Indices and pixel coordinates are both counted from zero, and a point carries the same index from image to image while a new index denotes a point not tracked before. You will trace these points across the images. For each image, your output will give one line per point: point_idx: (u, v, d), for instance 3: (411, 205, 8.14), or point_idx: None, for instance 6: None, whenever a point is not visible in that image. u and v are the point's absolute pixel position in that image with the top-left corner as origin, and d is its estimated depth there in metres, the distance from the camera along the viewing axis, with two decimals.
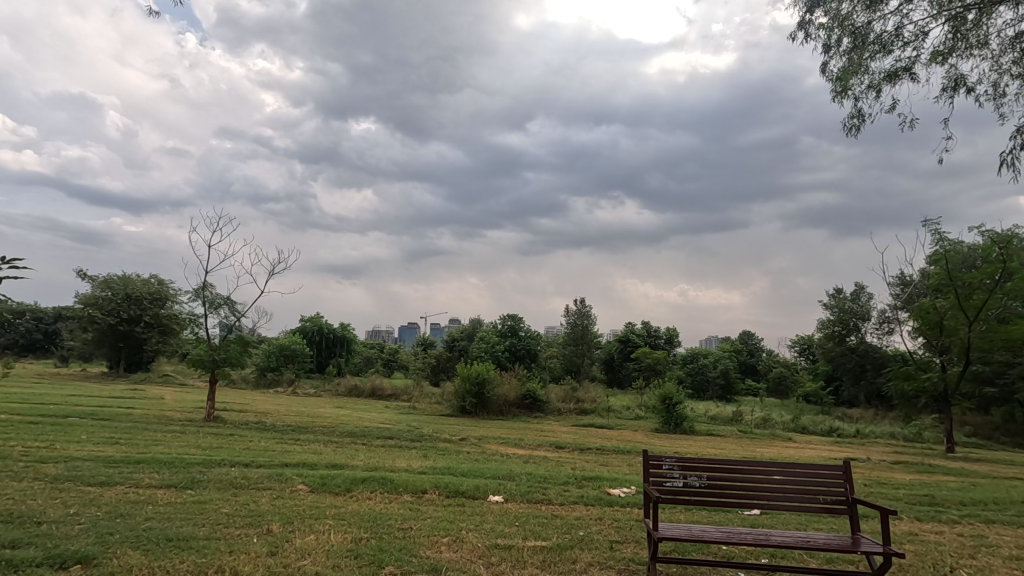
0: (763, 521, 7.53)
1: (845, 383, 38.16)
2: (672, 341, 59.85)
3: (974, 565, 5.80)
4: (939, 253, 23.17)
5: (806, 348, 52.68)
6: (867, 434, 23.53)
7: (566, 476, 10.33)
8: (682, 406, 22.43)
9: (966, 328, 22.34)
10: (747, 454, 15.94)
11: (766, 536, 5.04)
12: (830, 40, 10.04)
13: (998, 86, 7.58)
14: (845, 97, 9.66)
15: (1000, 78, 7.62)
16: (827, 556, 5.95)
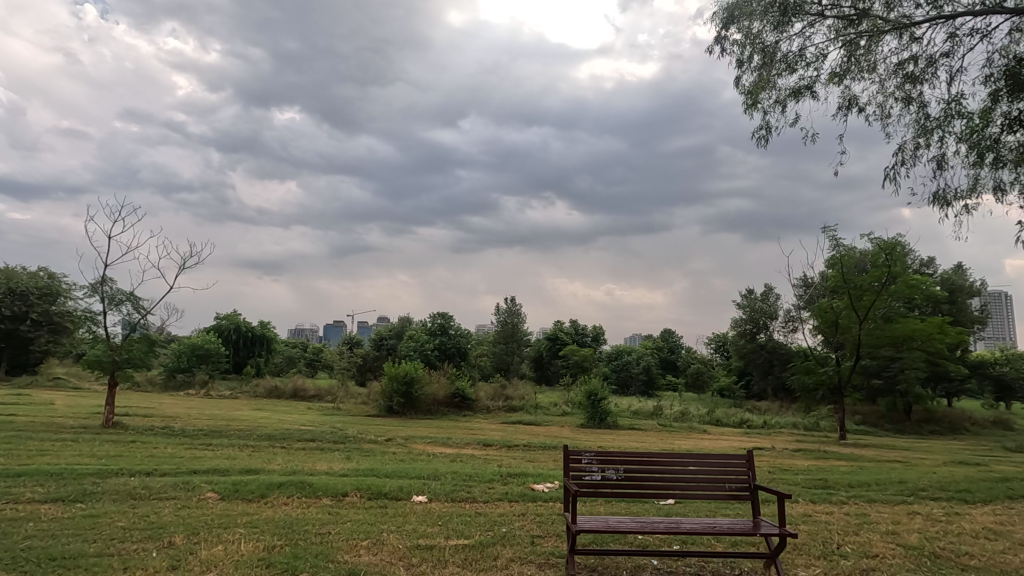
0: (676, 510, 7.94)
1: (755, 377, 40.92)
2: (598, 338, 61.72)
3: (857, 541, 6.41)
4: (836, 257, 25.27)
5: (721, 345, 55.98)
6: (774, 425, 25.33)
7: (491, 473, 10.39)
8: (606, 401, 23.17)
9: (857, 325, 24.58)
10: (666, 447, 16.70)
11: (676, 524, 5.30)
12: (741, 56, 10.81)
13: (884, 107, 8.54)
14: (755, 110, 10.48)
15: (886, 100, 8.58)
16: (732, 540, 6.37)
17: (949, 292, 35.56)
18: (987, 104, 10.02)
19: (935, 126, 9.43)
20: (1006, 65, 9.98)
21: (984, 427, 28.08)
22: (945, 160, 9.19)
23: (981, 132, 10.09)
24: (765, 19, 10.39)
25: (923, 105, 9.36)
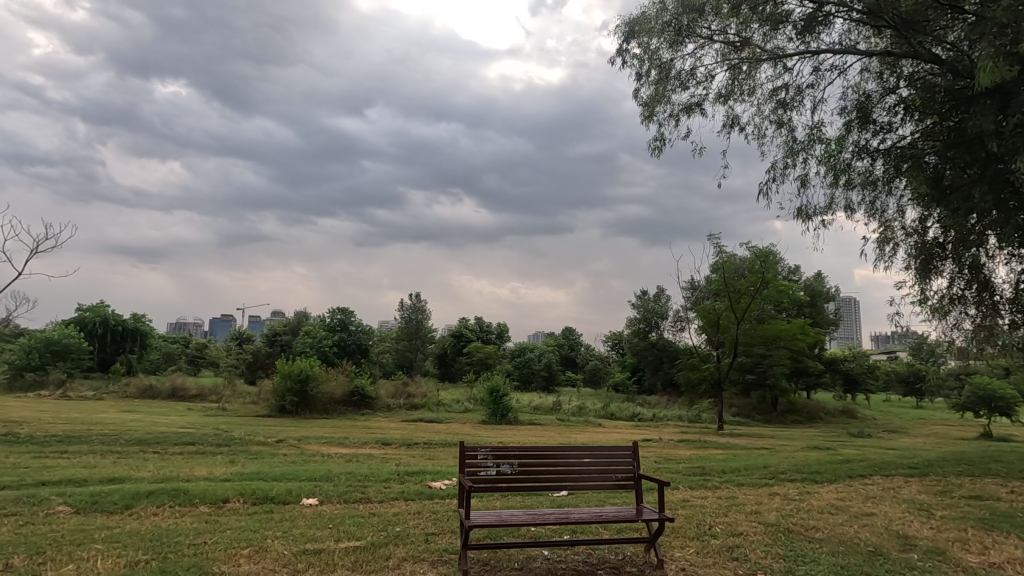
0: (569, 501, 8.29)
1: (647, 373, 43.57)
2: (503, 335, 62.55)
3: (726, 521, 7.06)
4: (719, 263, 27.47)
5: (617, 343, 58.96)
6: (662, 417, 27.13)
7: (388, 472, 10.19)
8: (508, 397, 23.53)
9: (735, 325, 27.04)
10: (563, 440, 17.30)
11: (567, 515, 5.50)
12: (640, 70, 11.47)
13: (760, 127, 9.45)
14: (651, 121, 11.17)
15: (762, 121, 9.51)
16: (617, 527, 6.76)
17: (810, 297, 40.13)
18: (841, 133, 11.44)
19: (800, 148, 10.61)
20: (856, 100, 11.46)
21: (835, 417, 32.02)
22: (807, 180, 10.38)
23: (836, 156, 11.48)
24: (662, 37, 11.09)
25: (792, 129, 10.49)
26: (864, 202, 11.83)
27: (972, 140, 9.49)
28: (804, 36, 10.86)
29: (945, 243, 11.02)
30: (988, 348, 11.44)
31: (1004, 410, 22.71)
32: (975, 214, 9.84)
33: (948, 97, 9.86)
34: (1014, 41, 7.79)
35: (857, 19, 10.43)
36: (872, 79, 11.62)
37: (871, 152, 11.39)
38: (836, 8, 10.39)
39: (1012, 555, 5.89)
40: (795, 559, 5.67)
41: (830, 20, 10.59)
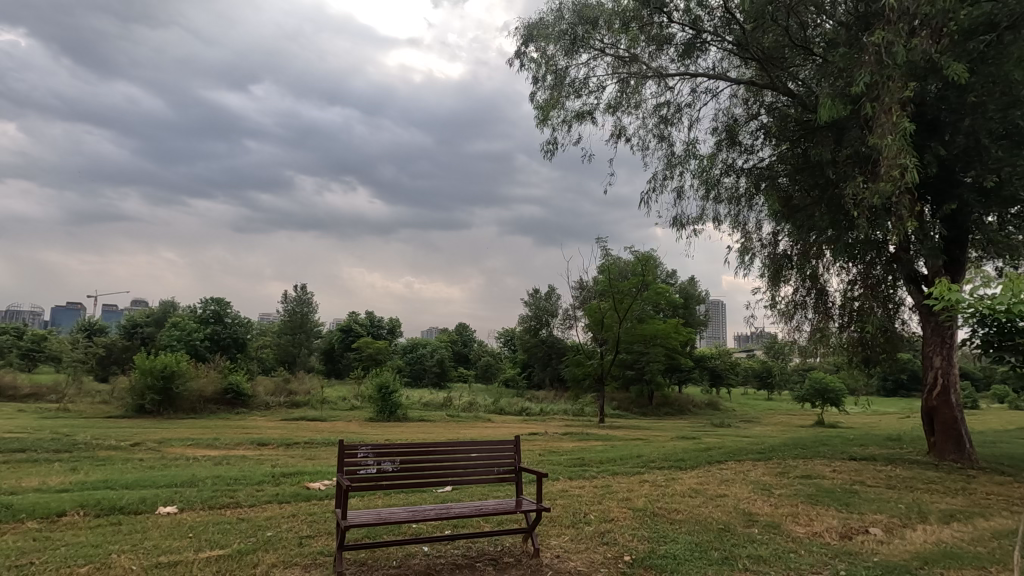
0: (452, 496, 8.35)
1: (537, 369, 45.13)
2: (395, 330, 61.27)
3: (599, 508, 7.51)
4: (605, 265, 28.96)
5: (509, 339, 60.16)
6: (549, 412, 28.13)
7: (262, 474, 9.56)
8: (397, 394, 23.06)
9: (617, 324, 28.86)
10: (452, 436, 17.32)
11: (447, 510, 5.51)
12: (537, 74, 11.82)
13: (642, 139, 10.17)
14: (545, 125, 11.56)
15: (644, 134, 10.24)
16: (498, 519, 6.93)
17: (683, 299, 43.64)
18: (712, 151, 12.59)
19: (678, 162, 11.54)
20: (725, 123, 12.66)
21: (701, 408, 35.28)
22: (682, 192, 11.34)
23: (708, 171, 12.62)
24: (559, 44, 11.50)
25: (671, 144, 11.39)
26: (729, 215, 13.11)
27: (815, 166, 10.89)
28: (683, 59, 11.80)
29: (791, 256, 12.55)
30: (821, 347, 13.17)
31: (833, 401, 26.27)
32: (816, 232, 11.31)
33: (798, 126, 11.23)
34: (847, 84, 9.09)
35: (729, 50, 11.55)
36: (739, 105, 12.91)
37: (736, 171, 12.67)
38: (711, 37, 11.41)
39: (831, 524, 6.88)
40: (658, 539, 6.18)
41: (706, 48, 11.60)
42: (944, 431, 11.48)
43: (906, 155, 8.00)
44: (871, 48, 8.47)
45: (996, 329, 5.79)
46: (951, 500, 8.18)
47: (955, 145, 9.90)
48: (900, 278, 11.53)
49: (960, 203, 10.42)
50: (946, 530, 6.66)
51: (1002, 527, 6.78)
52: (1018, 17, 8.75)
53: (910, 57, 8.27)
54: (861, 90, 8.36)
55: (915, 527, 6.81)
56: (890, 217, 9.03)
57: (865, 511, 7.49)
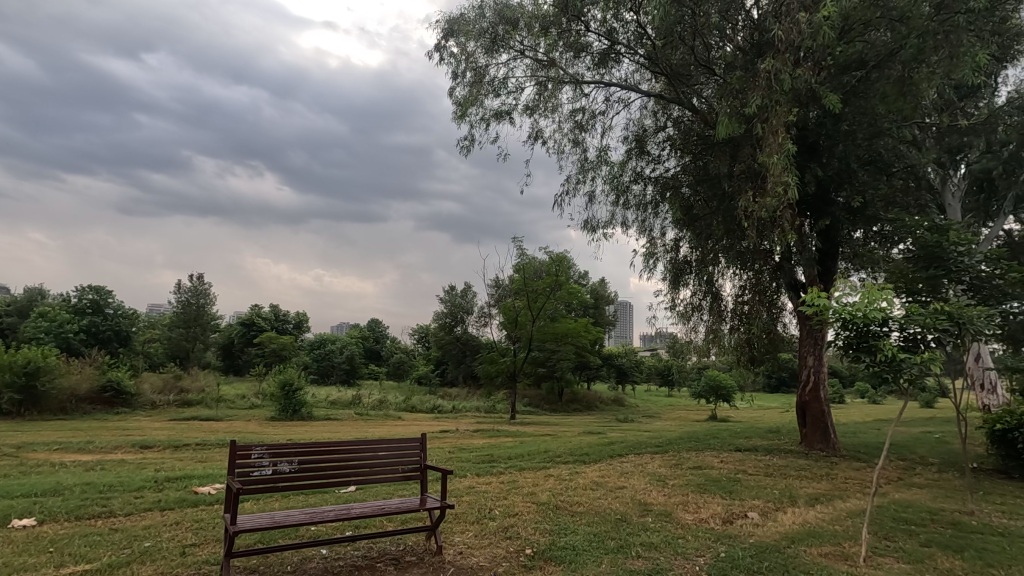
0: (355, 496, 8.12)
1: (450, 366, 45.00)
2: (302, 325, 58.40)
3: (504, 503, 7.61)
4: (520, 264, 29.33)
5: (423, 336, 59.52)
6: (460, 409, 28.09)
7: (143, 479, 8.77)
8: (301, 391, 22.01)
9: (530, 322, 29.41)
10: (359, 435, 16.79)
11: (348, 510, 5.35)
12: (456, 70, 11.78)
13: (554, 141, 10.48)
14: (463, 121, 11.58)
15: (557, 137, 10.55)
16: (402, 518, 6.83)
17: (594, 299, 45.25)
18: (622, 159, 13.17)
19: (590, 167, 11.95)
20: (636, 132, 13.29)
21: (607, 404, 36.80)
22: (593, 196, 11.78)
23: (619, 178, 13.22)
24: (479, 42, 11.51)
25: (585, 149, 11.82)
26: (637, 221, 13.76)
27: (714, 179, 11.73)
28: (599, 68, 12.26)
29: (690, 262, 13.42)
30: (714, 347, 14.18)
31: (725, 397, 28.36)
32: (712, 240, 12.18)
33: (700, 140, 12.01)
34: (742, 105, 9.87)
35: (641, 63, 12.14)
36: (648, 117, 13.59)
37: (644, 179, 13.34)
38: (624, 49, 11.93)
39: (715, 511, 7.45)
40: (558, 531, 6.38)
41: (620, 59, 12.11)
42: (814, 424, 12.77)
43: (788, 173, 8.83)
44: (763, 73, 9.25)
45: (855, 332, 6.57)
46: (817, 485, 9.14)
47: (830, 167, 11.06)
48: (782, 284, 12.66)
49: (832, 220, 11.59)
50: (811, 512, 7.44)
51: (856, 507, 7.68)
52: (883, 57, 9.98)
53: (794, 84, 9.13)
54: (753, 111, 9.11)
55: (786, 510, 7.55)
56: (774, 229, 9.94)
57: (745, 497, 8.18)
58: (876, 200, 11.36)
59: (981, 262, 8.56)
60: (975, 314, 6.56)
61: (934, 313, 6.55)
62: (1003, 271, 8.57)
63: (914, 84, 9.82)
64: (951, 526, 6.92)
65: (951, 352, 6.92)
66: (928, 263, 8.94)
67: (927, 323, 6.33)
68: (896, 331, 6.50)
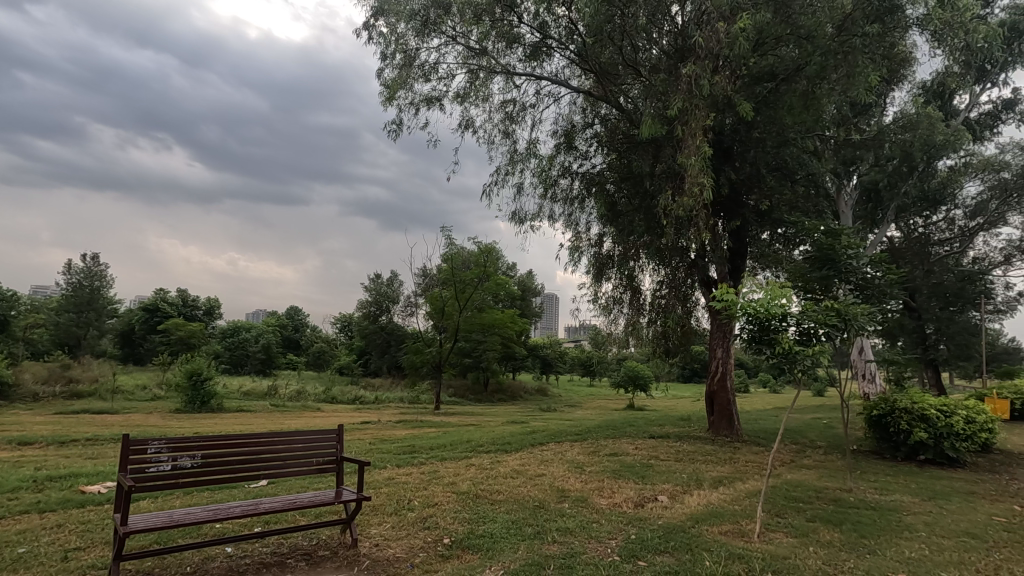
0: (266, 491, 7.76)
1: (374, 356, 43.95)
2: (213, 312, 54.78)
3: (422, 494, 7.54)
4: (449, 254, 29.09)
5: (346, 325, 57.77)
6: (383, 400, 27.52)
7: (19, 480, 7.89)
8: (211, 382, 20.64)
9: (457, 312, 29.25)
10: (273, 427, 16.04)
11: (256, 506, 5.08)
12: (385, 51, 11.42)
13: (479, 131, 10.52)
14: (391, 105, 11.29)
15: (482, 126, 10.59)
16: (316, 512, 6.61)
17: (521, 291, 45.86)
18: (551, 153, 13.36)
19: (519, 159, 12.04)
20: (565, 127, 13.50)
21: (531, 395, 37.43)
22: (521, 188, 11.88)
23: (546, 171, 13.42)
24: (409, 24, 11.21)
25: (514, 141, 11.88)
26: (564, 214, 13.98)
27: (637, 177, 12.16)
28: (530, 61, 12.31)
29: (613, 257, 13.86)
30: (633, 339, 14.73)
31: (642, 387, 29.67)
32: (634, 236, 12.64)
33: (625, 139, 12.39)
34: (664, 107, 10.26)
35: (571, 59, 12.34)
36: (578, 113, 13.83)
37: (572, 173, 13.59)
38: (555, 44, 12.05)
39: (628, 495, 7.78)
40: (477, 520, 6.40)
41: (550, 53, 12.22)
42: (721, 411, 13.65)
43: (704, 175, 9.30)
44: (684, 78, 9.66)
45: (758, 327, 7.06)
46: (720, 468, 9.79)
47: (742, 172, 11.74)
48: (697, 280, 13.39)
49: (742, 221, 12.35)
50: (714, 493, 7.96)
51: (753, 488, 8.32)
52: (791, 72, 10.71)
53: (712, 90, 9.62)
54: (674, 113, 9.50)
55: (692, 492, 8.02)
56: (690, 228, 10.44)
57: (656, 482, 8.61)
58: (781, 204, 12.22)
59: (866, 265, 9.44)
60: (858, 312, 7.23)
61: (825, 310, 7.16)
62: (883, 273, 9.51)
63: (816, 98, 10.63)
64: (832, 502, 7.65)
65: (839, 346, 7.57)
66: (822, 264, 9.74)
67: (819, 319, 6.92)
68: (793, 326, 7.04)
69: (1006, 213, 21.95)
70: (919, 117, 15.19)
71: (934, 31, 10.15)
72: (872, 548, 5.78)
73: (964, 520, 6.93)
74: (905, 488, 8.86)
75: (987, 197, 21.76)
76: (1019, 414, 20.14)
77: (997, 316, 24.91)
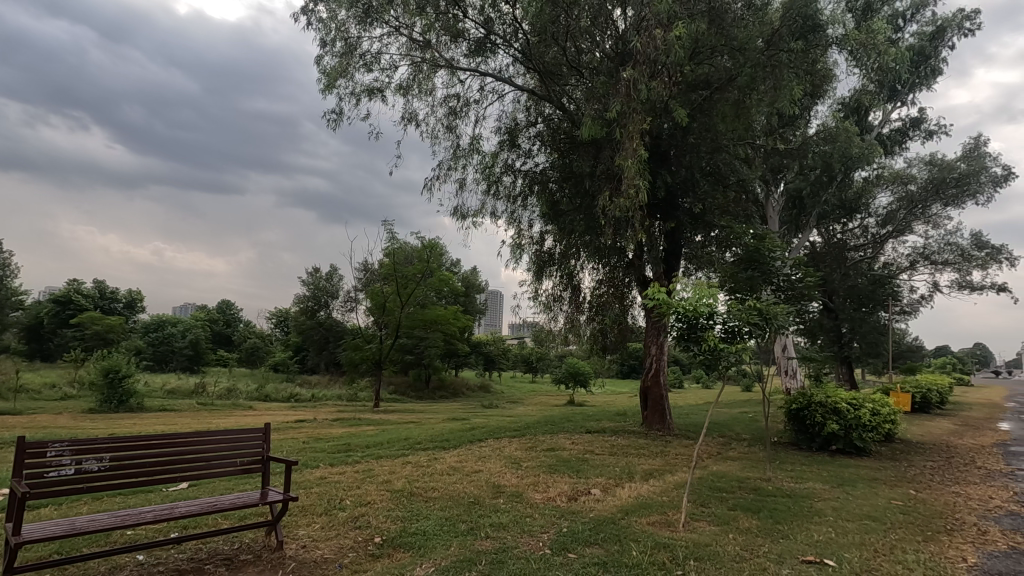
0: (186, 494, 7.36)
1: (312, 353, 42.55)
2: (134, 305, 51.28)
3: (354, 493, 7.35)
4: (390, 249, 28.61)
5: (282, 321, 55.63)
6: (320, 398, 26.70)
7: None
8: (130, 380, 19.33)
9: (399, 308, 28.64)
10: (199, 427, 15.25)
11: (171, 510, 4.79)
12: (325, 38, 11.05)
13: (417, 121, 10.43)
14: (330, 94, 10.96)
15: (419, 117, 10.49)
16: (240, 515, 6.35)
17: (464, 287, 45.83)
18: (494, 150, 13.37)
19: (462, 155, 11.97)
20: (508, 125, 13.52)
21: (474, 392, 37.37)
22: (464, 184, 11.82)
23: (490, 168, 13.42)
24: (350, 12, 10.91)
25: (458, 136, 11.80)
26: (506, 212, 14.00)
27: (578, 177, 12.38)
28: (474, 56, 12.25)
29: (554, 255, 14.05)
30: (573, 337, 14.97)
31: (582, 382, 30.28)
32: (574, 235, 12.85)
33: (567, 139, 12.57)
34: (604, 109, 10.48)
35: (515, 57, 12.37)
36: (521, 111, 13.88)
37: (515, 171, 13.65)
38: (500, 41, 12.03)
39: (563, 489, 7.92)
40: (410, 518, 6.32)
41: (495, 50, 12.19)
42: (654, 406, 14.13)
43: (640, 177, 9.58)
44: (623, 81, 9.90)
45: (686, 325, 7.36)
46: (652, 461, 10.15)
47: (678, 176, 12.19)
48: (633, 280, 13.78)
49: (677, 223, 12.80)
50: (644, 485, 8.25)
51: (681, 480, 8.67)
52: (723, 81, 11.20)
53: (650, 95, 9.92)
54: (613, 115, 9.72)
55: (624, 485, 8.28)
56: (628, 228, 10.73)
57: (590, 475, 8.82)
58: (713, 208, 12.76)
59: (787, 267, 10.01)
60: (778, 311, 7.64)
61: (748, 309, 7.53)
62: (802, 276, 10.11)
63: (746, 107, 11.18)
64: (752, 491, 8.10)
65: (762, 344, 7.99)
66: (748, 266, 10.25)
67: (743, 318, 7.29)
68: (719, 324, 7.38)
69: (911, 222, 23.96)
70: (839, 130, 16.28)
71: (852, 51, 10.90)
72: (785, 533, 6.16)
73: (867, 504, 7.52)
74: (817, 476, 9.50)
75: (896, 207, 23.68)
76: (919, 405, 22.04)
77: (903, 316, 27.09)
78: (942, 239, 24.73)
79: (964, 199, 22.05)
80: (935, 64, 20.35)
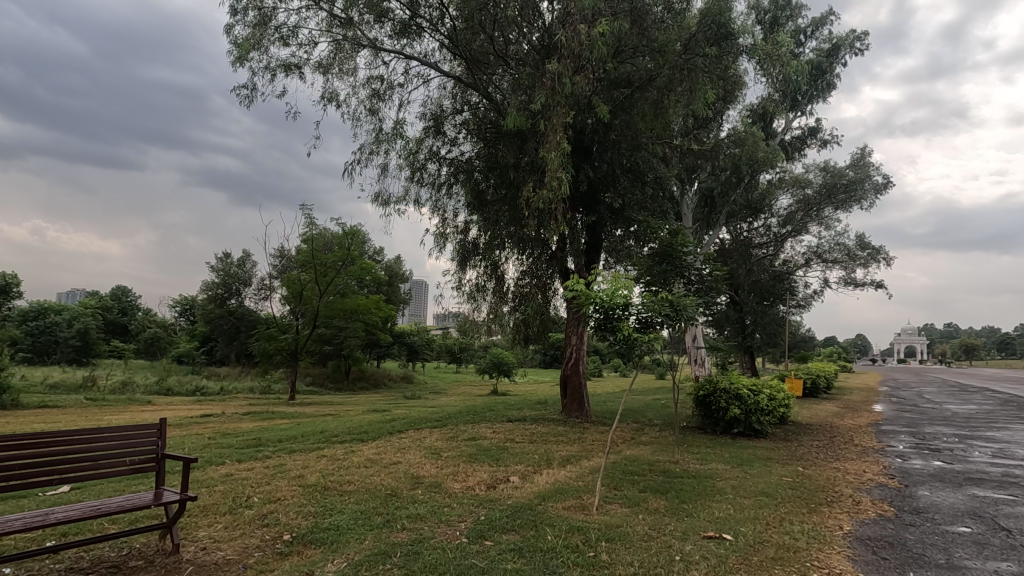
0: (68, 498, 6.68)
1: (220, 343, 40.01)
2: (9, 290, 45.76)
3: (261, 490, 6.97)
4: (308, 235, 27.42)
5: (187, 309, 51.82)
6: (230, 390, 25.21)
7: None
8: (3, 374, 17.26)
9: (317, 297, 27.46)
10: (87, 425, 13.91)
11: (45, 516, 4.29)
12: (236, 6, 10.30)
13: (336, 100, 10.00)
14: (242, 66, 10.25)
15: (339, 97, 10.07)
16: (131, 518, 5.85)
17: (387, 276, 44.81)
18: (419, 136, 13.09)
19: (385, 140, 11.62)
20: (433, 111, 13.27)
21: (396, 382, 36.73)
22: (386, 169, 11.49)
23: (414, 154, 13.11)
24: None
25: (380, 120, 11.44)
26: (431, 200, 13.77)
27: (503, 168, 12.41)
28: (399, 38, 11.90)
29: (478, 245, 14.01)
30: (495, 327, 15.01)
31: (505, 372, 30.61)
32: (499, 226, 12.86)
33: (493, 129, 12.54)
34: (529, 100, 10.53)
35: (442, 43, 12.14)
36: (447, 98, 13.68)
37: (440, 159, 13.43)
38: (425, 24, 11.75)
39: (482, 478, 7.97)
40: (323, 513, 6.11)
41: (421, 34, 11.90)
42: (573, 395, 14.51)
43: (563, 170, 9.75)
44: (548, 74, 9.99)
45: (603, 316, 7.61)
46: (569, 448, 10.43)
47: (599, 170, 12.50)
48: (555, 271, 14.03)
49: (598, 217, 13.16)
50: (561, 471, 8.46)
51: (596, 465, 8.98)
52: (644, 81, 11.59)
53: (573, 89, 10.08)
54: (538, 107, 9.79)
55: (542, 471, 8.45)
56: (551, 220, 10.90)
57: (509, 463, 8.93)
58: (632, 203, 13.22)
59: (698, 261, 10.57)
60: (688, 303, 8.05)
61: (660, 300, 7.88)
62: (711, 270, 10.72)
63: (663, 106, 11.64)
64: (662, 473, 8.53)
65: (674, 334, 8.40)
66: (663, 259, 10.72)
67: (656, 309, 7.63)
68: (634, 315, 7.68)
69: (807, 223, 26.13)
70: (746, 134, 17.39)
71: (759, 60, 11.63)
72: (689, 511, 6.55)
73: (762, 482, 8.15)
74: (720, 457, 10.18)
75: (795, 209, 25.69)
76: (809, 390, 24.20)
77: (798, 309, 29.54)
78: (832, 240, 27.12)
79: (851, 204, 24.35)
80: (830, 79, 22.19)
